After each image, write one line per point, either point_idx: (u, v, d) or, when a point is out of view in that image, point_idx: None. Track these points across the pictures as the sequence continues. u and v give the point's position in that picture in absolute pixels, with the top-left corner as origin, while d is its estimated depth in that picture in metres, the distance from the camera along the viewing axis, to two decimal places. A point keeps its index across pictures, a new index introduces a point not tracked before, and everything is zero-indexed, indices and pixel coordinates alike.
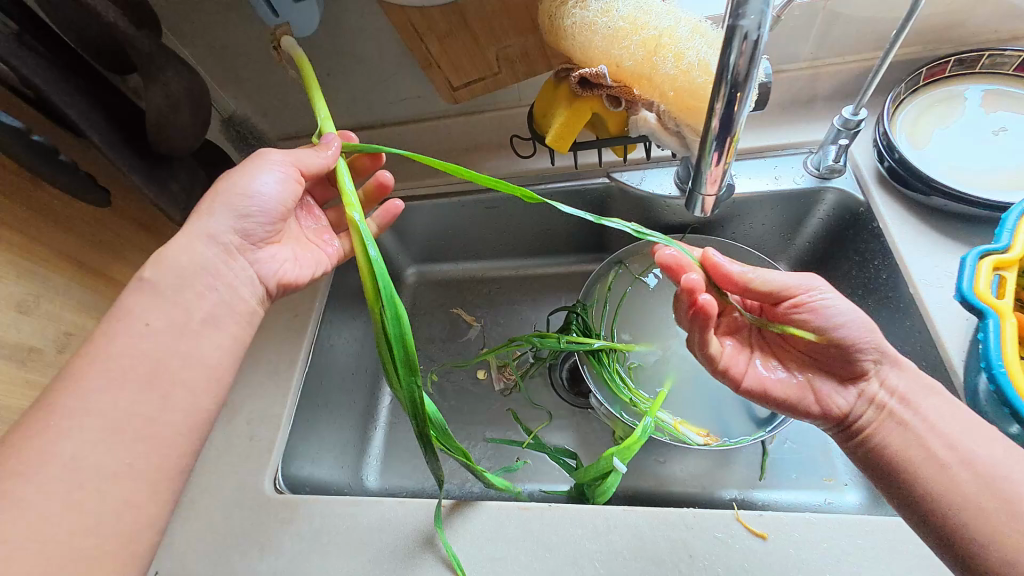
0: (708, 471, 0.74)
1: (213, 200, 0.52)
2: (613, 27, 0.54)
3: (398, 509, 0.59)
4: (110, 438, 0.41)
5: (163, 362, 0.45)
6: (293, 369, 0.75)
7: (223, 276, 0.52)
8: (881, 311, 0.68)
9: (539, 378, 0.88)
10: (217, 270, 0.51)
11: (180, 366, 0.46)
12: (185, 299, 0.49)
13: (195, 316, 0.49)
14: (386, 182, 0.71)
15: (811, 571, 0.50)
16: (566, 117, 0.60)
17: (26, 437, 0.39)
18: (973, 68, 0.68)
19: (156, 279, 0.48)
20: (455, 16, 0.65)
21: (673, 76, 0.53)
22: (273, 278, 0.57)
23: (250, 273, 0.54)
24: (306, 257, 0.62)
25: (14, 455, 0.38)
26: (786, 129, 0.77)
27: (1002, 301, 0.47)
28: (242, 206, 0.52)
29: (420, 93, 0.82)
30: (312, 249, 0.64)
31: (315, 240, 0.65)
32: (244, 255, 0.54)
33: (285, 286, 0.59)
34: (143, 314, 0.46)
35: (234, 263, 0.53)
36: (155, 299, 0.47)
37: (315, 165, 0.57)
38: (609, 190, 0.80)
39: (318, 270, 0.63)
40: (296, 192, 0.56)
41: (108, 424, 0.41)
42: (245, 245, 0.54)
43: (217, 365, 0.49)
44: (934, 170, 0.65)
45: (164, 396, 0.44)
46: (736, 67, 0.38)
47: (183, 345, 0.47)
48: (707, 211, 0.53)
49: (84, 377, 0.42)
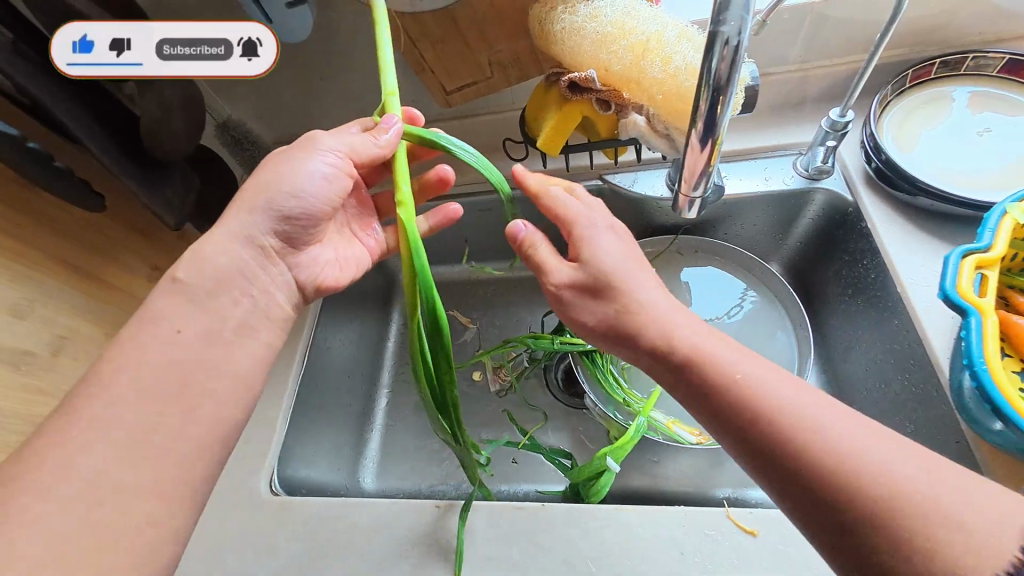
0: (701, 470, 0.74)
1: (259, 195, 0.52)
2: (601, 32, 0.55)
3: (392, 509, 0.60)
4: (133, 453, 0.39)
5: (193, 371, 0.44)
6: (288, 372, 0.75)
7: (260, 280, 0.52)
8: (870, 311, 0.69)
9: (534, 379, 0.88)
10: (253, 275, 0.52)
11: (207, 376, 0.45)
12: (221, 305, 0.49)
13: (229, 325, 0.48)
14: (446, 177, 0.71)
15: (800, 567, 0.50)
16: (557, 120, 0.61)
17: (46, 442, 0.38)
18: (958, 70, 0.69)
19: (191, 283, 0.48)
20: (448, 21, 0.66)
21: (661, 80, 0.53)
22: (311, 278, 0.59)
23: (288, 276, 0.56)
24: (347, 256, 0.64)
25: (37, 464, 0.37)
26: (776, 130, 0.78)
27: (984, 299, 0.48)
28: (288, 205, 0.53)
29: (414, 97, 0.83)
30: (354, 245, 0.66)
31: (358, 235, 0.67)
32: (281, 257, 0.55)
33: (323, 287, 0.62)
34: (171, 321, 0.46)
35: (272, 266, 0.54)
36: (187, 307, 0.47)
37: (370, 154, 0.55)
38: (601, 192, 0.81)
39: (359, 267, 0.66)
40: (343, 186, 0.56)
41: (133, 433, 0.40)
42: (284, 246, 0.55)
43: (249, 371, 0.48)
44: (920, 170, 0.66)
45: (193, 407, 0.43)
46: (718, 71, 0.39)
47: (215, 355, 0.46)
48: (694, 212, 0.53)
49: (113, 384, 0.41)
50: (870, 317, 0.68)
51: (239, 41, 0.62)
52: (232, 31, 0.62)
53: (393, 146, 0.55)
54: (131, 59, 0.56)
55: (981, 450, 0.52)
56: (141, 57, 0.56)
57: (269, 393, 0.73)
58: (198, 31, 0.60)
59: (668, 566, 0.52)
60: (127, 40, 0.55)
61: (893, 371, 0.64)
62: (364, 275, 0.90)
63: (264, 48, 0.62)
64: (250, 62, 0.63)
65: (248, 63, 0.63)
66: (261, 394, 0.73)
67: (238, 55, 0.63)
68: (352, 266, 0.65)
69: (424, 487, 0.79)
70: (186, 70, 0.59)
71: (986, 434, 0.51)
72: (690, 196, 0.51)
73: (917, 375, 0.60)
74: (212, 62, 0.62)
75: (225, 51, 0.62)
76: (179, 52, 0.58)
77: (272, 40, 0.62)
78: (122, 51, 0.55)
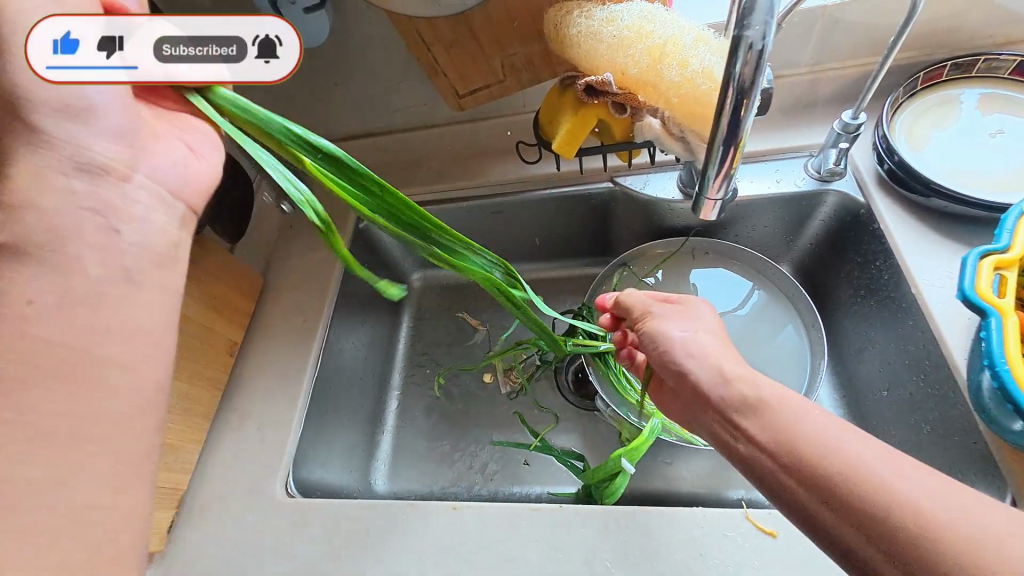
0: (715, 472, 0.74)
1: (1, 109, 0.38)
2: (618, 35, 0.55)
3: (409, 511, 0.60)
4: None
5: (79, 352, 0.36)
6: (301, 374, 0.74)
7: (115, 202, 0.41)
8: (883, 312, 0.69)
9: (545, 381, 0.89)
10: (109, 204, 0.40)
11: None
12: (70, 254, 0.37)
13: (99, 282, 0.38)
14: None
15: (819, 567, 0.50)
16: (573, 123, 0.61)
17: None
18: (969, 73, 0.70)
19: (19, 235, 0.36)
20: (463, 25, 0.67)
21: (678, 83, 0.53)
22: (179, 180, 0.46)
23: (144, 186, 0.43)
24: (196, 139, 0.47)
25: None
26: (788, 132, 0.78)
27: (1003, 300, 0.48)
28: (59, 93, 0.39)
29: (426, 100, 0.84)
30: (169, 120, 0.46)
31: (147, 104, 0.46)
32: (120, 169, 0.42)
33: (206, 188, 0.48)
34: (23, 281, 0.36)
35: (115, 181, 0.41)
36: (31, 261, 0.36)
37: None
38: (613, 194, 0.82)
39: (218, 150, 0.50)
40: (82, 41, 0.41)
41: None
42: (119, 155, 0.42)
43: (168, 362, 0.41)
44: (933, 172, 0.66)
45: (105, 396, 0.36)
46: (742, 75, 0.39)
47: None
48: (713, 215, 0.54)
49: None
50: (884, 319, 0.69)
51: (254, 38, 0.45)
52: (244, 23, 0.44)
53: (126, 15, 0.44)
54: (122, 62, 0.41)
55: (1000, 451, 0.52)
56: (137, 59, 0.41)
57: (283, 395, 0.73)
58: (207, 23, 0.44)
59: (687, 567, 0.52)
60: (120, 37, 0.40)
61: (908, 372, 0.64)
62: (374, 278, 0.91)
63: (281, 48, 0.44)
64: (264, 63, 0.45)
65: (263, 64, 0.45)
66: (275, 396, 0.73)
67: (253, 55, 0.45)
68: (211, 146, 0.49)
69: (437, 489, 0.80)
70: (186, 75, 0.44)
71: (1004, 434, 0.51)
72: (710, 198, 0.51)
73: (932, 376, 0.60)
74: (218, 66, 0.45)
75: (235, 51, 0.45)
76: (183, 55, 0.44)
77: (293, 38, 0.45)
78: (112, 51, 0.40)
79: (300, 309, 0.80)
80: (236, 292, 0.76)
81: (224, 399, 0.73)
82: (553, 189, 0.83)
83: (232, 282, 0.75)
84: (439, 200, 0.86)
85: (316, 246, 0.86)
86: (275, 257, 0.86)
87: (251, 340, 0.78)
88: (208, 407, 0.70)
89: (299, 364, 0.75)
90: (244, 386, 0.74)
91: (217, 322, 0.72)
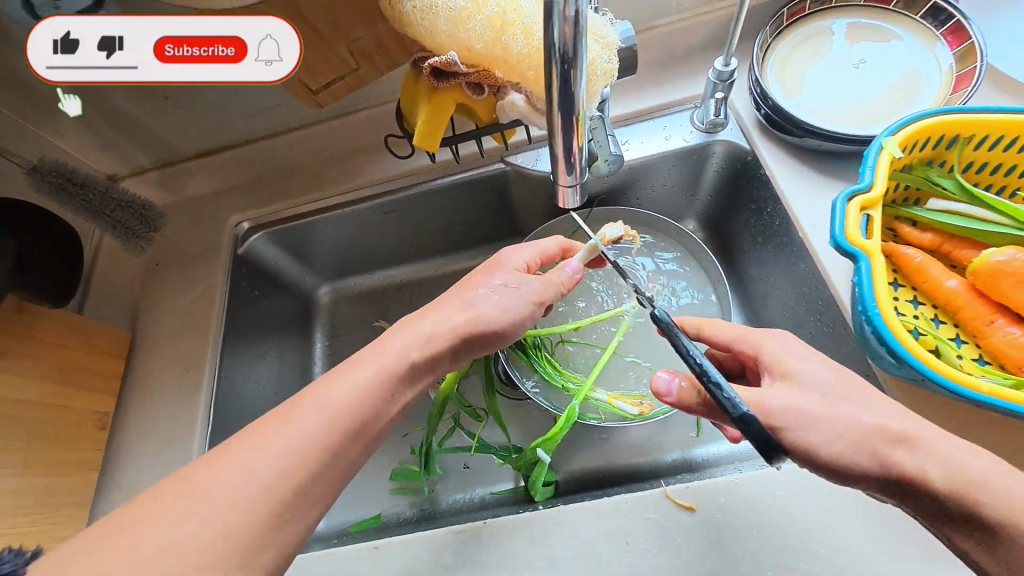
0: (649, 439, 0.75)
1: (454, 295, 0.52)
2: (454, 7, 0.48)
3: (331, 562, 0.55)
4: None
5: None
6: (191, 434, 0.66)
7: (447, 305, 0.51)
8: (778, 256, 0.70)
9: (475, 376, 0.84)
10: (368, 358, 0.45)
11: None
12: None
13: None
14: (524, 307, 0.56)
15: (739, 532, 0.51)
16: (428, 113, 0.55)
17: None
18: (829, 3, 0.69)
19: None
20: (286, 6, 0.57)
21: (527, 55, 0.48)
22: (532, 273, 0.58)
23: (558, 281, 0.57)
24: (513, 298, 0.52)
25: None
26: (672, 85, 0.75)
27: (871, 241, 0.48)
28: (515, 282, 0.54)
29: (280, 101, 0.74)
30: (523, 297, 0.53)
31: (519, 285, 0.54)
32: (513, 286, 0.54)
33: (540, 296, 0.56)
34: None
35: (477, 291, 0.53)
36: None
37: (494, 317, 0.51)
38: (506, 175, 0.77)
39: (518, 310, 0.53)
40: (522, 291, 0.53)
41: None
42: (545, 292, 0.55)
43: None
44: (806, 112, 0.66)
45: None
46: (562, 40, 0.34)
47: None
48: (575, 202, 0.48)
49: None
50: (779, 263, 0.70)
51: (257, 41, 0.61)
52: (245, 22, 0.59)
53: (513, 317, 0.52)
54: (121, 58, 0.61)
55: (888, 382, 0.55)
56: (136, 60, 0.61)
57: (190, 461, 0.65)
58: (210, 27, 0.59)
59: (618, 560, 0.51)
60: (116, 39, 0.59)
61: (806, 314, 0.66)
62: (272, 302, 0.81)
63: (281, 53, 0.61)
64: (268, 66, 0.62)
65: (266, 66, 0.62)
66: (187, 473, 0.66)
67: (258, 61, 0.62)
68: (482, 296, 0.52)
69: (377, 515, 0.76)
70: (180, 73, 0.63)
71: (888, 370, 0.52)
72: (565, 186, 0.45)
73: (826, 314, 0.62)
74: (224, 63, 0.63)
75: (235, 53, 0.62)
76: (186, 53, 0.62)
77: (292, 36, 0.59)
78: (112, 51, 0.60)
79: (182, 358, 0.71)
80: (88, 353, 0.65)
81: (106, 479, 0.64)
82: (444, 179, 0.78)
83: (86, 343, 0.65)
84: (326, 207, 0.79)
85: (192, 281, 0.76)
86: (143, 304, 0.75)
87: (128, 407, 0.69)
88: (84, 492, 0.61)
89: (186, 425, 0.67)
90: (127, 459, 0.65)
91: (75, 396, 0.62)
